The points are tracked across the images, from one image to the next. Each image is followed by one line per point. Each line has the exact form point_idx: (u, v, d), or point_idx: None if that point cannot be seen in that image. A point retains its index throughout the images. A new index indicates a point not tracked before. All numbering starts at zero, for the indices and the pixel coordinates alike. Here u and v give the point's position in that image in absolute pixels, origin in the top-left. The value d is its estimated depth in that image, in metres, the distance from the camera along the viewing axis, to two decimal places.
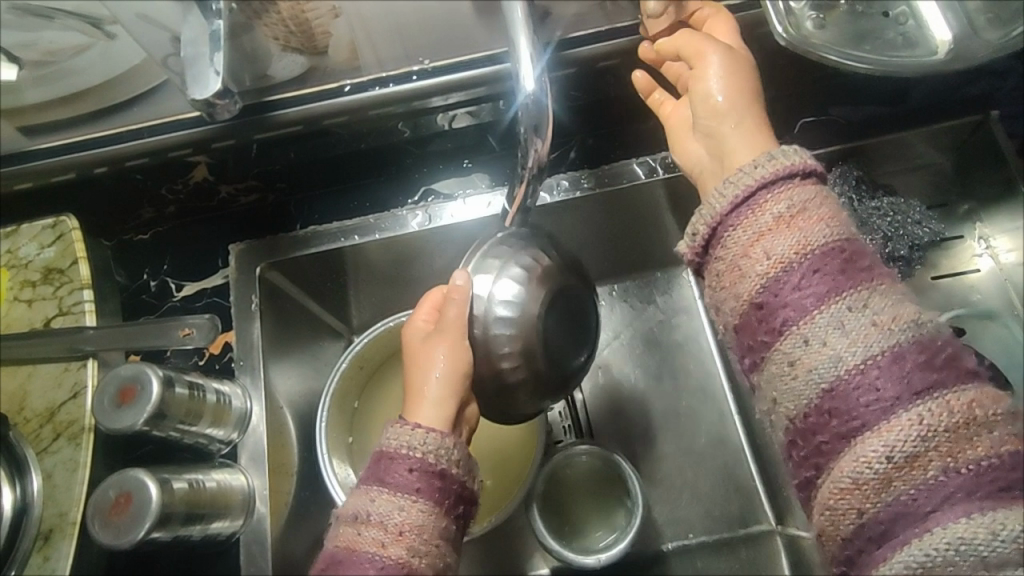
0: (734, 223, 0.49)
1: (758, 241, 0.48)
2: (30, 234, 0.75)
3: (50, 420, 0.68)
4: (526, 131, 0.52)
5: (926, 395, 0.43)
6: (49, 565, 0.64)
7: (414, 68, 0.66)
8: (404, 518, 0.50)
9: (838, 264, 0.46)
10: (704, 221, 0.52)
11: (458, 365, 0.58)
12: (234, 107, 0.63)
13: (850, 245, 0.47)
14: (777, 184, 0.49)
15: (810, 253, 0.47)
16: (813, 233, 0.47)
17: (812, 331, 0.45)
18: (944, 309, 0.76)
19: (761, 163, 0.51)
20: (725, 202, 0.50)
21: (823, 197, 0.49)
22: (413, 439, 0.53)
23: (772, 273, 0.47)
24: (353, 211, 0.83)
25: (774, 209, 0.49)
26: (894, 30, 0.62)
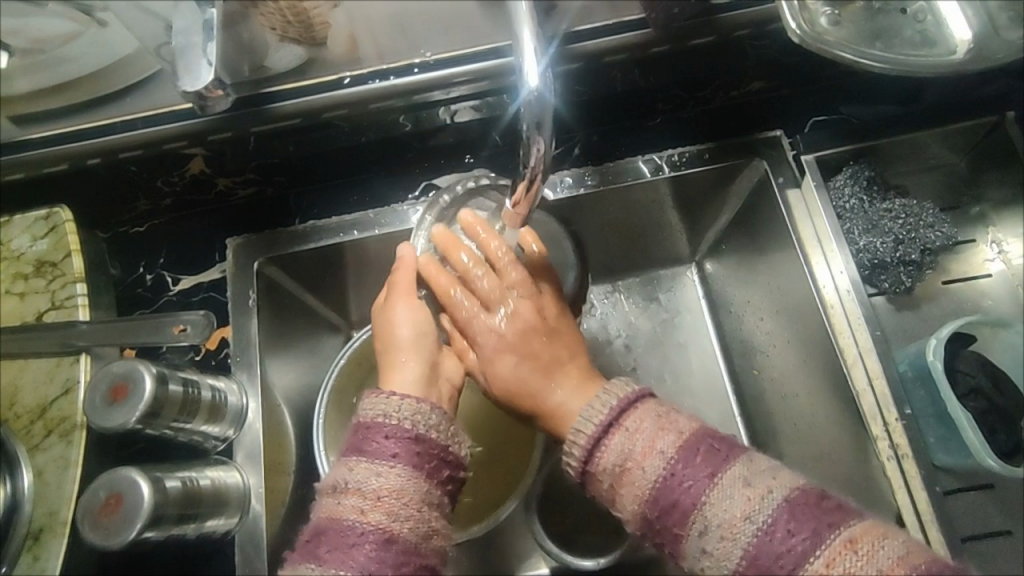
0: (603, 453, 0.52)
1: (624, 483, 0.51)
2: (22, 226, 0.73)
3: (42, 417, 0.67)
4: (528, 128, 0.50)
5: (799, 568, 0.44)
6: (40, 564, 0.63)
7: (416, 61, 0.64)
8: (382, 484, 0.49)
9: (678, 480, 0.49)
10: (573, 456, 0.54)
11: (421, 323, 0.60)
12: (227, 100, 0.62)
13: (694, 450, 0.50)
14: (597, 429, 0.53)
15: (673, 474, 0.49)
16: (653, 465, 0.50)
17: (693, 551, 0.48)
18: (954, 314, 0.75)
19: (585, 412, 0.54)
20: (579, 447, 0.53)
21: (636, 422, 0.52)
22: (388, 406, 0.52)
23: (646, 504, 0.50)
24: (353, 206, 0.82)
25: (622, 441, 0.52)
26: (912, 28, 0.60)
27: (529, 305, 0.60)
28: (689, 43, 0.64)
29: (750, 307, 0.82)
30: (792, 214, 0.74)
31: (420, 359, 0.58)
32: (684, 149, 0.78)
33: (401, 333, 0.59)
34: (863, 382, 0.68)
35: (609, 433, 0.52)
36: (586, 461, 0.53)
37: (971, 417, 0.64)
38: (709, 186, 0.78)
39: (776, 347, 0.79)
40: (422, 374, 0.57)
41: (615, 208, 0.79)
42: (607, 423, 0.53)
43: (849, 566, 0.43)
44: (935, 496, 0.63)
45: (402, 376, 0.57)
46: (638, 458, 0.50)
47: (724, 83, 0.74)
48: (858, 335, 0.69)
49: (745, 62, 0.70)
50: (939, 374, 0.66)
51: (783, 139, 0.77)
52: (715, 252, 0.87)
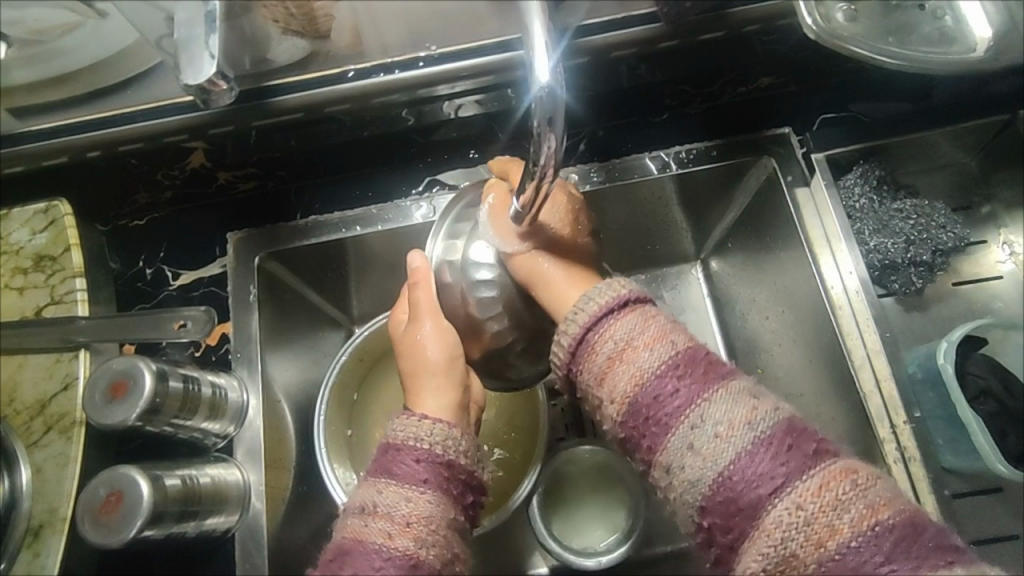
0: (597, 339, 0.49)
1: (621, 360, 0.47)
2: (21, 220, 0.72)
3: (41, 413, 0.66)
4: (539, 124, 0.48)
5: (779, 491, 0.41)
6: (40, 562, 0.62)
7: (420, 54, 0.63)
8: (412, 508, 0.48)
9: (680, 380, 0.46)
10: (566, 334, 0.51)
11: (447, 345, 0.60)
12: (230, 94, 0.60)
13: (695, 357, 0.47)
14: (605, 307, 0.50)
15: (676, 367, 0.46)
16: (658, 351, 0.47)
17: (676, 445, 0.44)
18: (964, 316, 0.74)
19: (593, 291, 0.51)
20: (581, 316, 0.50)
21: (651, 311, 0.50)
22: (420, 430, 0.52)
23: (640, 390, 0.46)
24: (355, 201, 0.80)
25: (621, 333, 0.49)
26: (930, 25, 0.59)
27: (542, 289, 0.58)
28: (697, 38, 0.62)
29: (755, 306, 0.81)
30: (800, 212, 0.72)
31: (447, 382, 0.58)
32: (691, 145, 0.76)
33: (426, 357, 0.59)
34: (871, 384, 0.67)
35: (617, 313, 0.49)
36: (582, 334, 0.50)
37: (980, 420, 0.64)
38: (715, 183, 0.77)
39: (782, 347, 0.78)
40: (450, 397, 0.58)
41: (620, 204, 0.78)
42: (616, 305, 0.50)
43: (842, 492, 0.40)
44: (944, 500, 0.63)
45: (430, 398, 0.57)
46: (645, 341, 0.48)
47: (732, 79, 0.73)
48: (867, 336, 0.69)
49: (755, 57, 0.69)
50: (949, 377, 0.65)
51: (792, 136, 0.75)
52: (720, 250, 0.86)
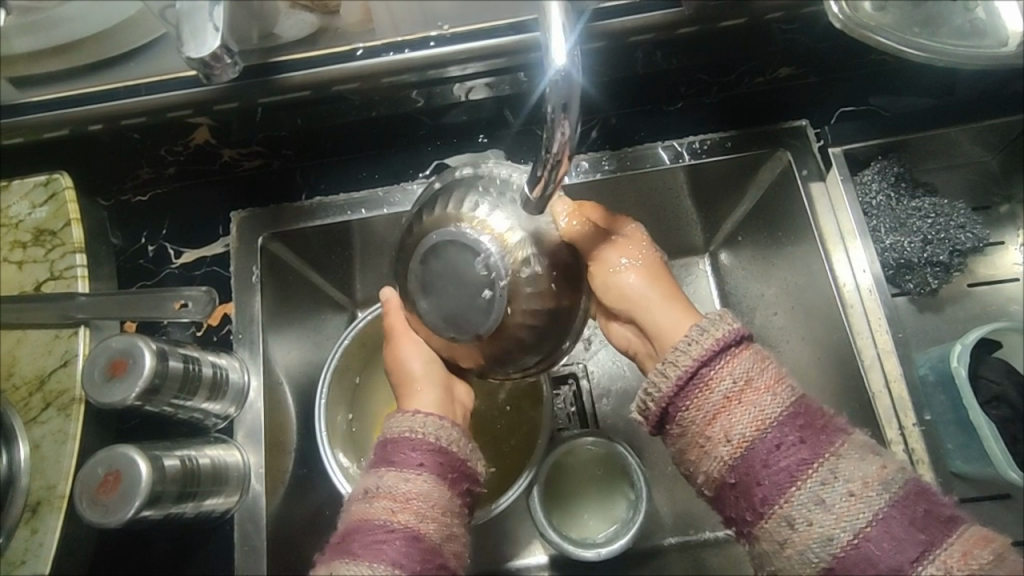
0: (685, 403, 0.49)
1: (741, 400, 0.48)
2: (21, 192, 0.71)
3: (40, 389, 0.66)
4: (553, 110, 0.46)
5: (923, 558, 0.43)
6: (37, 538, 0.62)
7: (432, 34, 0.61)
8: (410, 488, 0.49)
9: (798, 429, 0.47)
10: (675, 366, 0.50)
11: (425, 353, 0.61)
12: (235, 69, 0.59)
13: (800, 409, 0.48)
14: (714, 347, 0.49)
15: (797, 415, 0.48)
16: (767, 403, 0.48)
17: (803, 499, 0.46)
18: (977, 317, 0.73)
19: (693, 332, 0.51)
20: (700, 351, 0.49)
21: (762, 351, 0.51)
22: (413, 421, 0.53)
23: (761, 434, 0.47)
24: (361, 182, 0.79)
25: (721, 385, 0.49)
26: (962, 17, 0.57)
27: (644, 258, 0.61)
28: (718, 25, 0.60)
29: (763, 302, 0.80)
30: (815, 208, 0.71)
31: (432, 381, 0.59)
32: (705, 136, 0.75)
33: (407, 369, 0.60)
34: (880, 384, 0.67)
35: (735, 349, 0.50)
36: (699, 370, 0.49)
37: (992, 425, 0.63)
38: (728, 175, 0.75)
39: (789, 344, 0.77)
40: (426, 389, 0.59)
41: (631, 194, 0.77)
42: (731, 341, 0.50)
43: (983, 560, 0.42)
44: None
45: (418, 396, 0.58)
46: (767, 382, 0.49)
47: (750, 68, 0.71)
48: (877, 334, 0.68)
49: (775, 47, 0.67)
50: (962, 381, 0.64)
51: (808, 130, 0.74)
52: (730, 243, 0.84)
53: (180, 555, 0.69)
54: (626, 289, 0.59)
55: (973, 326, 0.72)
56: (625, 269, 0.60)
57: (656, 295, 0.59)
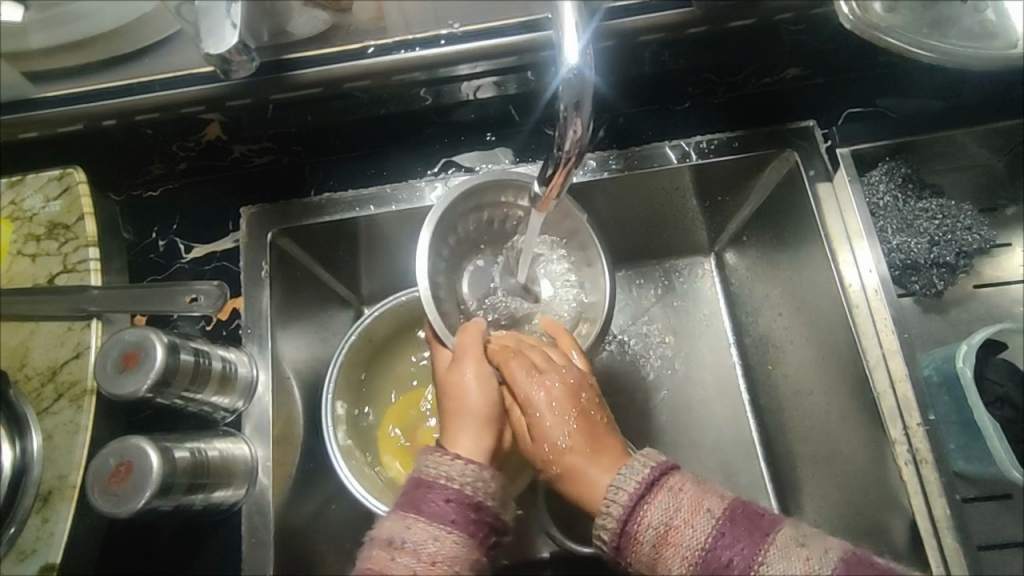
0: (629, 542, 0.49)
1: (669, 544, 0.47)
2: (35, 186, 0.72)
3: (52, 380, 0.67)
4: (566, 108, 0.48)
5: None
6: (48, 527, 0.63)
7: (442, 32, 0.62)
8: (437, 548, 0.48)
9: (732, 544, 0.46)
10: (609, 514, 0.50)
11: (489, 387, 0.59)
12: (251, 65, 0.60)
13: (729, 522, 0.47)
14: (637, 488, 0.49)
15: (722, 535, 0.46)
16: (698, 526, 0.47)
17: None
18: (983, 319, 0.73)
19: (620, 477, 0.51)
20: (616, 507, 0.49)
21: (677, 483, 0.49)
22: (452, 467, 0.52)
23: (695, 568, 0.46)
24: (370, 179, 0.80)
25: (654, 520, 0.48)
26: (972, 18, 0.57)
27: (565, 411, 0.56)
28: (728, 25, 0.60)
29: (768, 302, 0.80)
30: (821, 208, 0.71)
31: (486, 427, 0.57)
32: (713, 136, 0.75)
33: (465, 394, 0.58)
34: (885, 385, 0.66)
35: (648, 496, 0.49)
36: (622, 526, 0.49)
37: (996, 425, 0.63)
38: (734, 176, 0.76)
39: (793, 344, 0.77)
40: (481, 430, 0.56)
41: (637, 194, 0.77)
42: (653, 478, 0.50)
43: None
44: (955, 504, 0.62)
45: (466, 434, 0.56)
46: (685, 517, 0.47)
47: (757, 69, 0.71)
48: (882, 335, 0.67)
49: (783, 47, 0.67)
50: (967, 381, 0.65)
51: (815, 130, 0.74)
52: (736, 243, 0.84)
53: (188, 547, 0.70)
54: (556, 451, 0.55)
55: (978, 327, 0.73)
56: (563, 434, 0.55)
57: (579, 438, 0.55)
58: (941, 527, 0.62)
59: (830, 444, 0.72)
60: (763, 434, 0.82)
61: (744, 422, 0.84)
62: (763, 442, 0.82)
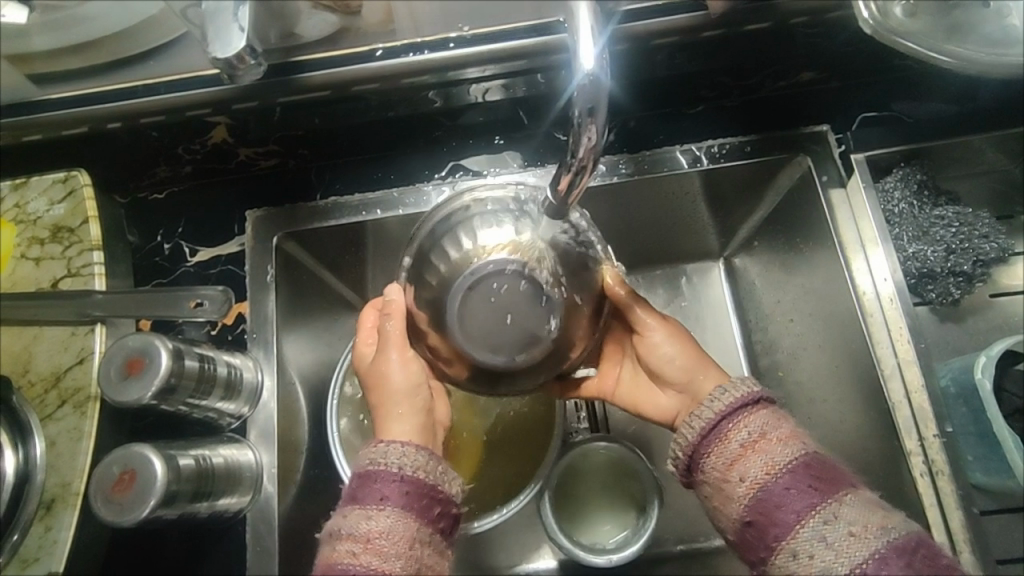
0: (705, 451, 0.52)
1: (756, 450, 0.50)
2: (40, 189, 0.71)
3: (55, 387, 0.66)
4: (580, 114, 0.47)
5: None
6: (51, 536, 0.62)
7: (452, 35, 0.61)
8: (373, 526, 0.50)
9: (808, 476, 0.48)
10: (699, 418, 0.54)
11: (413, 371, 0.60)
12: (258, 69, 0.58)
13: (818, 459, 0.50)
14: (736, 400, 0.53)
15: (812, 465, 0.49)
16: (790, 448, 0.50)
17: (807, 537, 0.46)
18: (999, 328, 0.72)
19: (721, 388, 0.54)
20: (720, 403, 0.53)
21: (781, 412, 0.53)
22: (376, 453, 0.53)
23: (773, 480, 0.49)
24: (377, 183, 0.79)
25: (740, 435, 0.52)
26: (994, 24, 0.56)
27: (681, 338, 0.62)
28: (743, 29, 0.59)
29: (780, 308, 0.79)
30: (834, 215, 0.70)
31: (413, 406, 0.59)
32: (724, 140, 0.74)
33: (392, 384, 0.59)
34: (900, 395, 0.65)
35: (751, 407, 0.53)
36: (718, 419, 0.52)
37: (1016, 438, 0.62)
38: (747, 181, 0.75)
39: (805, 351, 0.76)
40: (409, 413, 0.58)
41: (648, 199, 0.76)
42: (752, 398, 0.53)
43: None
44: (972, 517, 0.61)
45: (396, 423, 0.58)
46: (782, 436, 0.51)
47: (773, 72, 0.70)
48: (897, 345, 0.66)
49: (799, 51, 0.66)
50: (986, 393, 0.63)
51: (829, 135, 0.73)
52: (747, 248, 0.83)
53: (192, 555, 0.69)
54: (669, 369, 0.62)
55: (994, 337, 0.71)
56: (670, 355, 0.62)
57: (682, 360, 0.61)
58: (958, 541, 0.61)
59: (843, 454, 0.71)
60: None
61: None
62: None
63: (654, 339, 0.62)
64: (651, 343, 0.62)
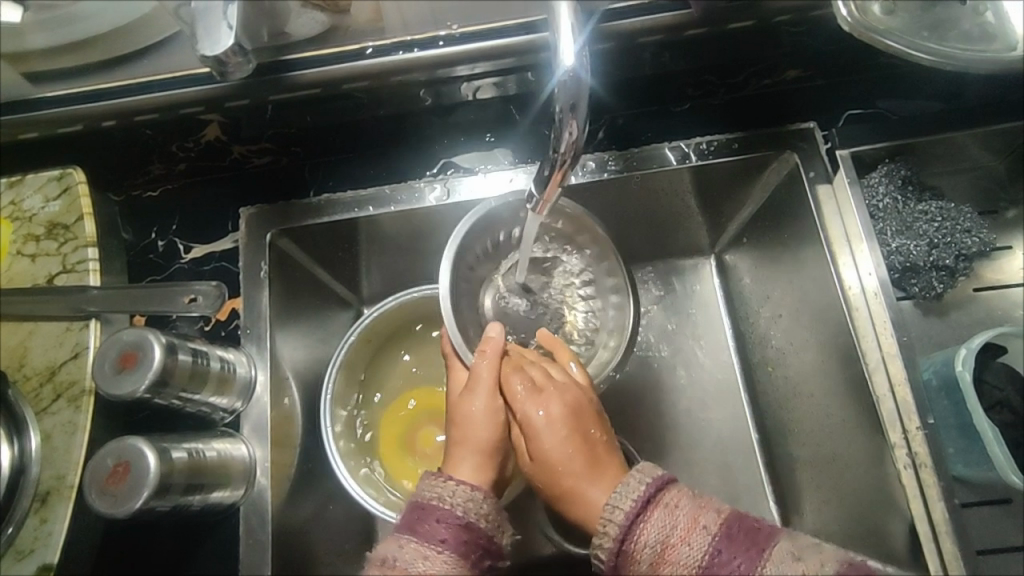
0: (627, 562, 0.49)
1: (666, 560, 0.48)
2: (36, 186, 0.72)
3: (51, 380, 0.67)
4: (562, 110, 0.48)
5: None
6: (46, 528, 0.63)
7: (441, 34, 0.62)
8: (428, 566, 0.51)
9: (728, 560, 0.46)
10: (606, 536, 0.50)
11: (497, 422, 0.60)
12: (248, 66, 0.60)
13: (734, 535, 0.47)
14: (630, 509, 0.50)
15: (720, 553, 0.47)
16: (696, 542, 0.47)
17: None
18: (983, 323, 0.73)
19: (614, 495, 0.51)
20: (613, 526, 0.50)
21: (673, 499, 0.50)
22: (444, 489, 0.55)
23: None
24: (369, 180, 0.80)
25: (652, 538, 0.48)
26: (971, 22, 0.57)
27: (560, 402, 0.57)
28: (725, 27, 0.60)
29: (769, 303, 0.80)
30: (821, 210, 0.70)
31: (489, 453, 0.59)
32: (712, 137, 0.75)
33: (473, 430, 0.59)
34: (883, 388, 0.66)
35: (647, 510, 0.50)
36: (619, 546, 0.49)
37: (994, 428, 0.63)
38: (735, 177, 0.75)
39: (793, 346, 0.77)
40: (480, 460, 0.58)
41: (637, 195, 0.77)
42: (647, 498, 0.50)
43: None
44: (954, 509, 0.62)
45: (465, 463, 0.58)
46: (681, 534, 0.48)
47: (757, 70, 0.71)
48: (882, 339, 0.67)
49: (783, 49, 0.67)
50: (966, 385, 0.64)
51: (816, 131, 0.73)
52: (736, 245, 0.84)
53: (186, 547, 0.70)
54: (542, 451, 0.56)
55: (977, 331, 0.72)
56: (540, 421, 0.56)
57: (571, 449, 0.56)
58: (941, 533, 0.61)
59: (829, 446, 0.72)
60: (763, 435, 0.82)
61: (743, 423, 0.83)
62: (762, 443, 0.82)
63: (535, 418, 0.57)
64: (529, 423, 0.57)
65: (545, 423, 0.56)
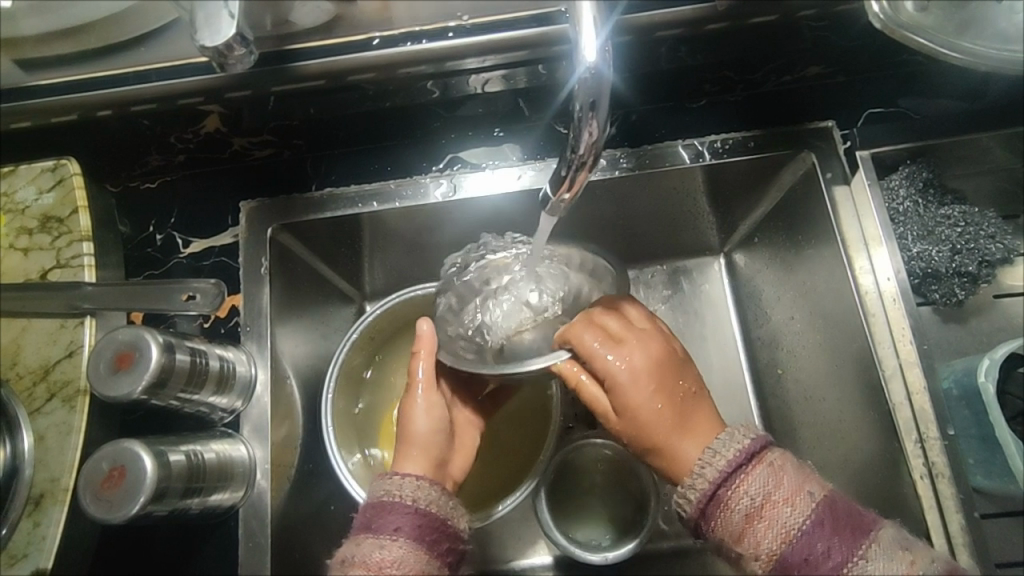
0: (720, 504, 0.51)
1: (762, 517, 0.50)
2: (29, 177, 0.70)
3: (44, 380, 0.65)
4: (581, 108, 0.45)
5: None
6: (40, 532, 0.61)
7: (451, 24, 0.59)
8: (384, 554, 0.50)
9: (831, 528, 0.48)
10: (695, 488, 0.53)
11: (437, 416, 0.60)
12: (247, 57, 0.56)
13: (837, 507, 0.50)
14: (733, 460, 0.52)
15: (821, 522, 0.49)
16: (798, 507, 0.49)
17: None
18: (1001, 329, 0.71)
19: (717, 443, 0.54)
20: (714, 469, 0.52)
21: (778, 461, 0.52)
22: (390, 484, 0.54)
23: (787, 546, 0.49)
24: (374, 174, 0.77)
25: (751, 491, 0.50)
26: (1008, 18, 0.54)
27: (652, 347, 0.58)
28: (748, 21, 0.58)
29: (780, 306, 0.78)
30: (838, 212, 0.68)
31: (431, 445, 0.59)
32: (727, 136, 0.72)
33: (416, 427, 0.59)
34: (901, 396, 0.64)
35: (748, 466, 0.51)
36: (714, 489, 0.52)
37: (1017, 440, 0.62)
38: (749, 176, 0.73)
39: (805, 350, 0.75)
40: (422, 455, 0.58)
41: (648, 194, 0.75)
42: (751, 454, 0.52)
43: None
44: (972, 520, 0.60)
45: (408, 458, 0.58)
46: (784, 496, 0.50)
47: (776, 67, 0.69)
48: (899, 345, 0.65)
49: (804, 45, 0.65)
50: (988, 396, 0.63)
51: (834, 130, 0.71)
52: (747, 245, 0.82)
53: (184, 549, 0.68)
54: (630, 390, 0.56)
55: (995, 338, 0.71)
56: (620, 364, 0.56)
57: (656, 398, 0.56)
58: (957, 544, 0.60)
59: (842, 453, 0.71)
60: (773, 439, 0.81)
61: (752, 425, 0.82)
62: None
63: (619, 360, 0.57)
64: (610, 365, 0.57)
65: (627, 365, 0.57)
